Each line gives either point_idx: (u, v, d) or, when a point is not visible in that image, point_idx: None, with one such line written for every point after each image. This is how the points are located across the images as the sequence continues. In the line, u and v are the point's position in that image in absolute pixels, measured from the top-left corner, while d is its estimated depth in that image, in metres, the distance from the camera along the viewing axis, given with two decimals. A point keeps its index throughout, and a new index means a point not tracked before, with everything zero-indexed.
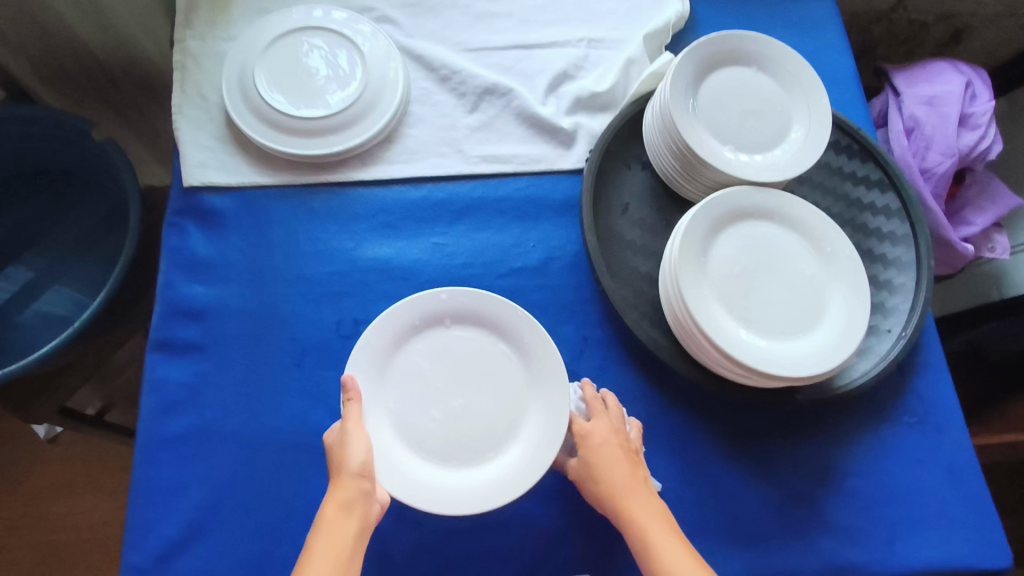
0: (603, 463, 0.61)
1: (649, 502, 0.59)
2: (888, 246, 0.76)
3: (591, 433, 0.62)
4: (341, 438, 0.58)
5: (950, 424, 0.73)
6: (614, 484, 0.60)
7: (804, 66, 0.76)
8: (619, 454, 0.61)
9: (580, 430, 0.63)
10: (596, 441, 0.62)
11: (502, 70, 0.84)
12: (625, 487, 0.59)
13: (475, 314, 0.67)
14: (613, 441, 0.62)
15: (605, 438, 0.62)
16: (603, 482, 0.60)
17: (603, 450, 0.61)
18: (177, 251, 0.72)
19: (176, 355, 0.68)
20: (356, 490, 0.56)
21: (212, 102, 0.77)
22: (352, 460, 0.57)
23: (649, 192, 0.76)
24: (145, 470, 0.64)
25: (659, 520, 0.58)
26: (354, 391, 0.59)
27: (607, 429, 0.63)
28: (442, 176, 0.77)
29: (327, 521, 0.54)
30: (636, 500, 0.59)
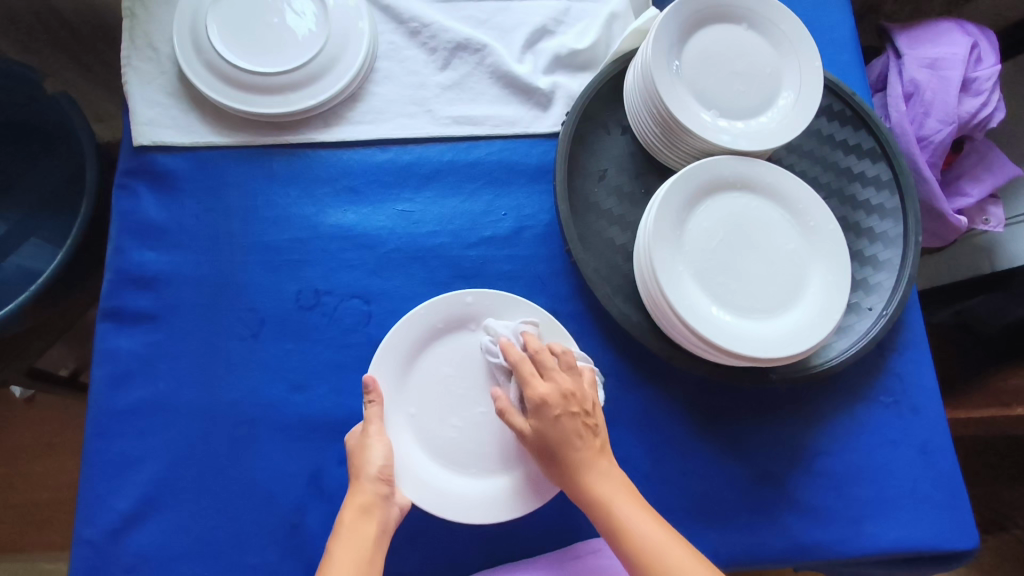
0: (558, 437, 0.56)
1: (610, 477, 0.56)
2: (876, 219, 0.73)
3: (545, 401, 0.56)
4: (362, 441, 0.59)
5: (927, 404, 0.71)
6: (569, 461, 0.56)
7: (798, 25, 0.71)
8: (573, 424, 0.56)
9: (533, 397, 0.56)
10: (552, 411, 0.56)
11: (477, 23, 0.79)
12: (585, 463, 0.56)
13: (499, 319, 0.65)
14: (556, 408, 0.56)
15: (557, 404, 0.56)
16: (561, 462, 0.56)
17: (559, 423, 0.56)
18: (128, 214, 0.68)
19: (128, 326, 0.66)
20: (375, 495, 0.56)
21: (164, 54, 0.72)
22: (371, 465, 0.57)
23: (627, 158, 0.72)
24: (96, 443, 0.63)
25: (625, 495, 0.56)
26: (375, 392, 0.59)
27: (547, 394, 0.56)
28: (410, 138, 0.73)
29: (346, 527, 0.55)
30: (599, 476, 0.56)
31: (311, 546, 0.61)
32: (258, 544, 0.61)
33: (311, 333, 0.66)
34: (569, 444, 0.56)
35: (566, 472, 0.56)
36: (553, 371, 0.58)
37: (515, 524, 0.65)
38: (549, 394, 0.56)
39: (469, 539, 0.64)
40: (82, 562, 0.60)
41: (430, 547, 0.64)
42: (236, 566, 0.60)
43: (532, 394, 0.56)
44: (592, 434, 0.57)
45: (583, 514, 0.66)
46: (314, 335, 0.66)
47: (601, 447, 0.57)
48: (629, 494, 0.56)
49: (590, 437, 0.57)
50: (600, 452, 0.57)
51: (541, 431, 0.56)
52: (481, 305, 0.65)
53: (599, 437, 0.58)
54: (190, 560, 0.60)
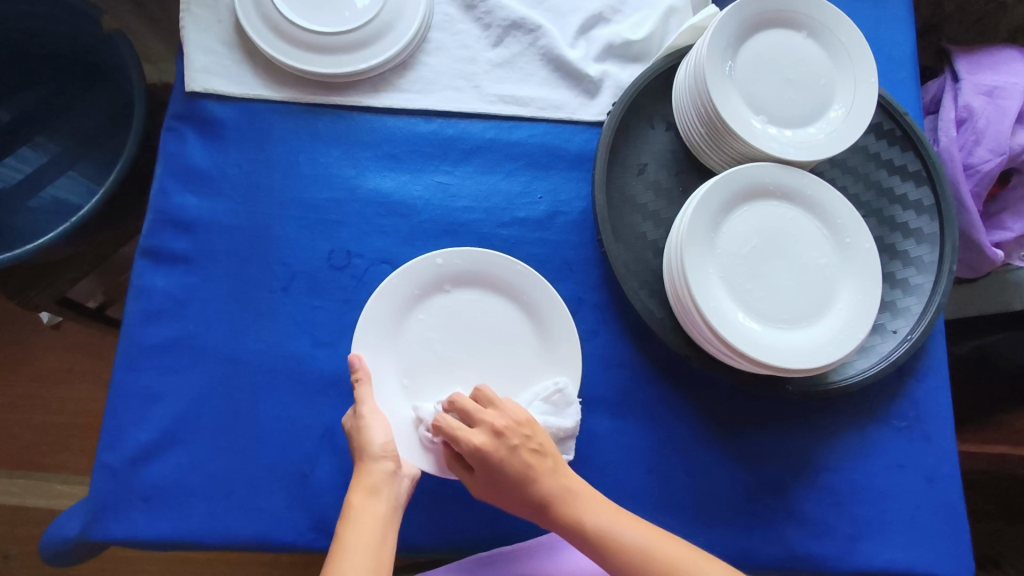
0: (510, 477, 0.55)
1: (575, 492, 0.56)
2: (912, 243, 0.72)
3: (485, 451, 0.55)
4: (357, 423, 0.59)
5: (940, 432, 0.71)
6: (529, 495, 0.55)
7: (859, 39, 0.70)
8: (519, 457, 0.56)
9: (469, 448, 0.55)
10: (493, 456, 0.55)
11: (534, 4, 0.79)
12: (544, 489, 0.56)
13: (480, 273, 0.66)
14: (489, 453, 0.55)
15: (496, 448, 0.55)
16: (523, 497, 0.56)
17: (506, 465, 0.55)
18: (174, 157, 0.70)
19: (163, 266, 0.68)
20: (383, 473, 0.57)
21: (222, 3, 0.73)
22: (372, 443, 0.57)
23: (669, 155, 0.72)
24: (124, 375, 0.65)
25: (596, 504, 0.56)
26: (362, 371, 0.60)
27: (478, 446, 0.55)
28: (454, 111, 0.73)
29: (354, 508, 0.55)
30: (562, 494, 0.56)
31: (319, 498, 0.63)
32: (268, 489, 0.63)
33: (339, 293, 0.68)
34: (522, 480, 0.55)
35: (533, 505, 0.56)
36: (479, 417, 0.57)
37: None
38: (484, 441, 0.55)
39: (472, 511, 0.66)
40: (101, 486, 0.63)
41: (432, 512, 0.65)
42: (245, 508, 0.63)
43: (467, 449, 0.55)
44: (541, 457, 0.56)
45: None
46: (342, 295, 0.68)
47: (554, 465, 0.57)
48: (598, 501, 0.57)
49: (541, 463, 0.56)
50: (555, 471, 0.57)
51: (490, 477, 0.56)
52: (452, 264, 0.66)
53: (550, 455, 0.57)
54: (202, 497, 0.63)
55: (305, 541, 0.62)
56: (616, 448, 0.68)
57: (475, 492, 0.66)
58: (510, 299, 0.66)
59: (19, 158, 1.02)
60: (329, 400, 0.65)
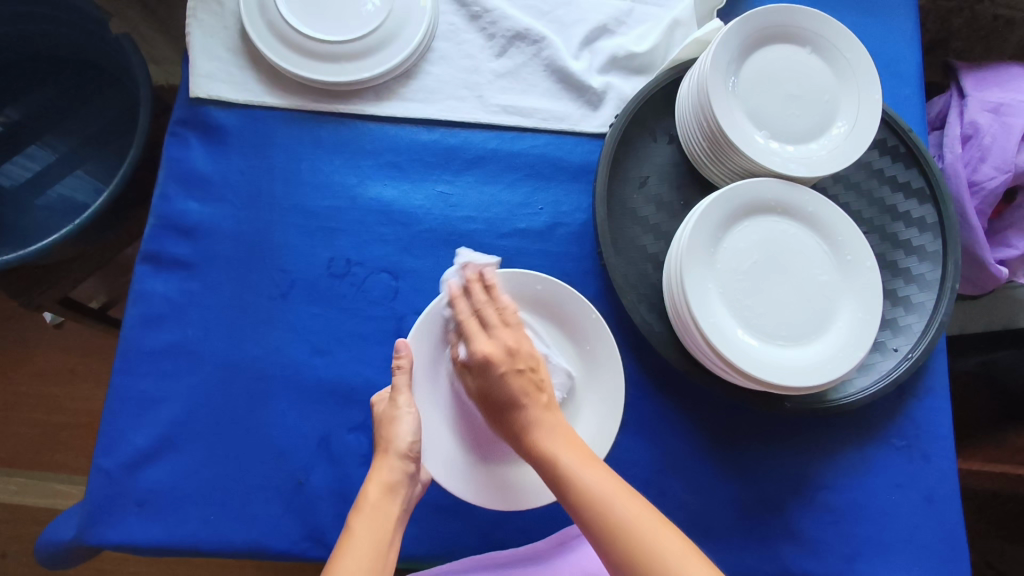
0: (504, 396, 0.56)
1: (558, 432, 0.54)
2: (914, 261, 0.72)
3: (490, 360, 0.57)
4: (390, 412, 0.58)
5: (940, 453, 0.70)
6: (517, 418, 0.55)
7: (863, 55, 0.70)
8: (519, 380, 0.56)
9: (478, 355, 0.57)
10: (496, 369, 0.56)
11: (539, 14, 0.79)
12: (526, 417, 0.55)
13: (538, 296, 0.65)
14: (497, 360, 0.57)
15: (501, 362, 0.57)
16: (507, 416, 0.56)
17: (505, 382, 0.56)
18: (177, 162, 0.71)
19: (164, 270, 0.68)
20: (401, 472, 0.56)
21: (228, 10, 0.74)
22: (401, 440, 0.56)
23: (670, 168, 0.71)
24: (124, 379, 0.65)
25: (570, 447, 0.53)
26: (406, 359, 0.59)
27: (490, 351, 0.57)
28: (457, 121, 0.74)
29: (369, 504, 0.54)
30: (541, 428, 0.54)
31: (313, 506, 0.63)
32: (263, 497, 0.63)
33: (338, 301, 0.68)
34: (517, 404, 0.55)
35: (511, 431, 0.56)
36: (497, 329, 0.58)
37: (511, 513, 0.66)
38: (493, 353, 0.57)
39: (466, 522, 0.66)
40: (97, 489, 0.63)
41: (426, 523, 0.65)
42: (240, 515, 0.62)
43: (476, 351, 0.57)
44: (538, 390, 0.56)
45: None
46: (341, 304, 0.68)
47: (548, 402, 0.56)
48: (577, 448, 0.53)
49: (538, 394, 0.56)
50: (547, 408, 0.56)
51: (484, 387, 0.57)
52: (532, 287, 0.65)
53: (547, 394, 0.57)
54: (198, 502, 0.63)
55: (298, 550, 0.62)
56: (612, 463, 0.67)
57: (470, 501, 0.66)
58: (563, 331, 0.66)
59: (27, 156, 1.03)
60: (326, 408, 0.65)
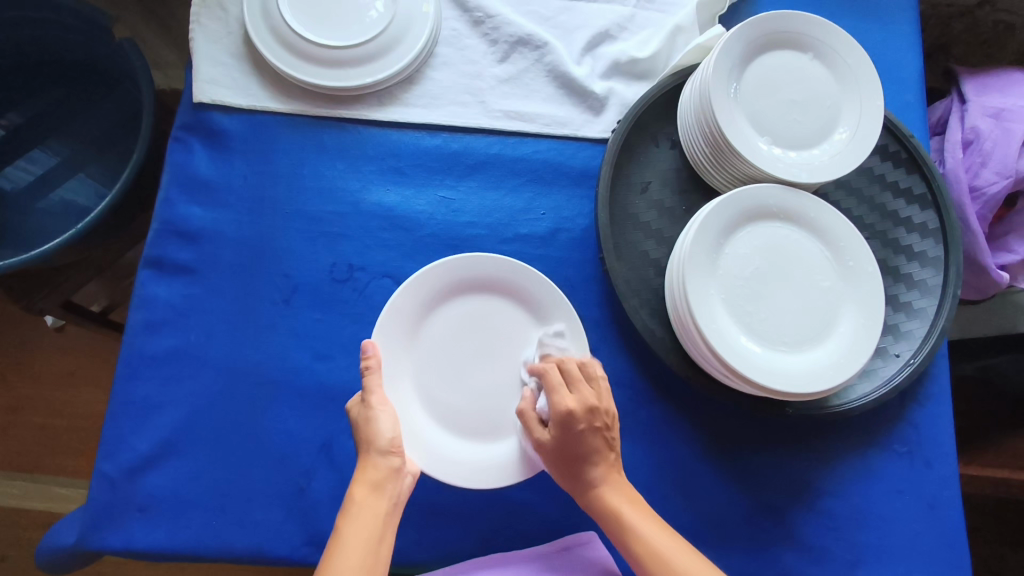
0: (580, 450, 0.57)
1: (623, 489, 0.58)
2: (916, 266, 0.72)
3: (572, 416, 0.56)
4: (365, 413, 0.57)
5: (942, 459, 0.70)
6: (590, 474, 0.58)
7: (865, 61, 0.70)
8: (595, 439, 0.57)
9: (560, 411, 0.56)
10: (576, 425, 0.56)
11: (541, 20, 0.79)
12: (596, 473, 0.58)
13: (492, 275, 0.66)
14: (579, 418, 0.56)
15: (582, 419, 0.56)
16: (580, 471, 0.58)
17: (581, 438, 0.56)
18: (180, 167, 0.71)
19: (166, 275, 0.68)
20: (386, 469, 0.56)
21: (232, 15, 0.74)
22: (380, 438, 0.56)
23: (673, 174, 0.72)
24: (126, 383, 0.65)
25: (635, 506, 0.57)
26: (373, 359, 0.58)
27: (570, 407, 0.56)
28: (459, 126, 0.74)
29: (356, 505, 0.54)
30: (609, 486, 0.58)
31: (315, 511, 0.63)
32: (265, 502, 0.63)
33: (340, 306, 0.68)
34: (589, 460, 0.57)
35: (578, 483, 0.58)
36: (578, 386, 0.57)
37: (514, 519, 0.66)
38: (575, 409, 0.56)
39: (467, 528, 0.65)
40: (98, 494, 0.63)
41: (428, 528, 0.65)
42: (241, 521, 0.62)
43: (557, 405, 0.56)
44: (609, 449, 0.58)
45: (583, 511, 0.67)
46: (343, 309, 0.68)
47: (615, 461, 0.59)
48: (640, 505, 0.57)
49: (608, 452, 0.58)
50: (614, 465, 0.59)
51: (559, 442, 0.57)
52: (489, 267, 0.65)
53: (615, 451, 0.59)
54: (199, 507, 0.63)
55: (300, 555, 0.62)
56: None
57: (471, 506, 0.66)
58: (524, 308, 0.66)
59: (29, 160, 1.03)
60: (328, 413, 0.65)
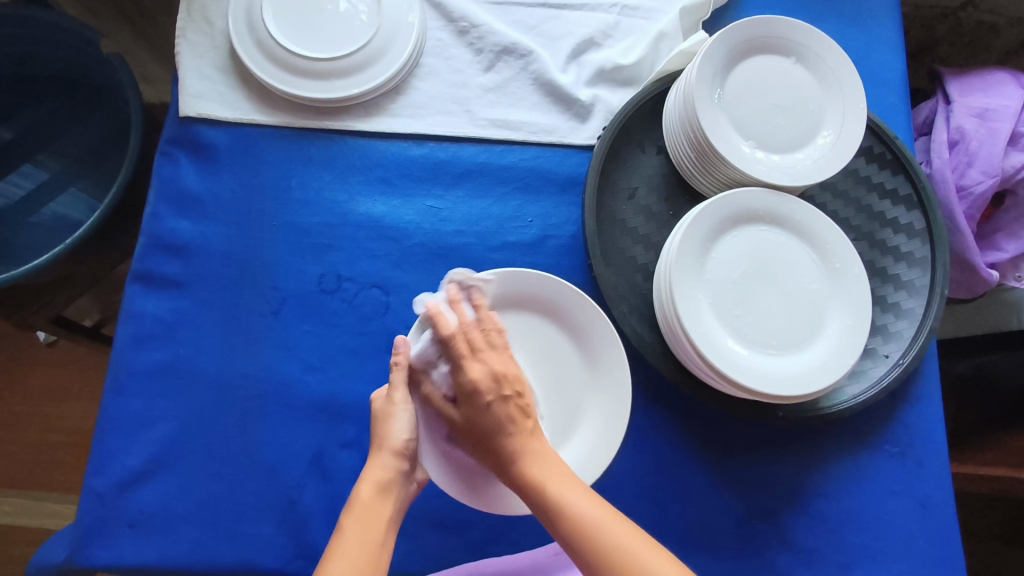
0: (487, 425, 0.53)
1: (545, 459, 0.52)
2: (903, 267, 0.72)
3: (477, 388, 0.53)
4: (386, 409, 0.58)
5: (933, 459, 0.70)
6: (500, 449, 0.53)
7: (848, 65, 0.70)
8: (505, 409, 0.53)
9: (465, 382, 0.53)
10: (482, 399, 0.53)
11: (526, 29, 0.79)
12: (518, 447, 0.52)
13: (531, 292, 0.65)
14: (485, 390, 0.53)
15: (487, 391, 0.53)
16: (492, 447, 0.53)
17: (491, 410, 0.53)
18: (168, 181, 0.71)
19: (155, 290, 0.68)
20: (392, 471, 0.56)
21: (218, 30, 0.74)
22: (395, 437, 0.56)
23: (660, 179, 0.72)
24: (115, 399, 0.65)
25: (559, 475, 0.51)
26: (403, 356, 0.58)
27: (483, 376, 0.53)
28: (446, 136, 0.74)
29: (361, 504, 0.53)
30: (531, 456, 0.52)
31: (306, 524, 0.63)
32: (256, 516, 0.63)
33: (330, 317, 0.68)
34: (500, 433, 0.53)
35: (498, 459, 0.53)
36: (484, 352, 0.55)
37: (508, 527, 0.66)
38: (480, 380, 0.53)
39: (460, 537, 0.65)
40: (88, 511, 0.62)
41: (421, 539, 0.65)
42: (233, 535, 0.62)
43: (464, 377, 0.53)
44: (524, 416, 0.53)
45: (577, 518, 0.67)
46: (333, 319, 0.68)
47: (533, 428, 0.54)
48: (567, 474, 0.52)
49: (522, 421, 0.53)
50: (533, 434, 0.54)
51: (470, 415, 0.54)
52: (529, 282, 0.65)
53: (532, 419, 0.54)
54: (190, 522, 0.62)
55: (292, 568, 0.62)
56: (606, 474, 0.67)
57: (465, 516, 0.66)
58: (562, 325, 0.66)
59: (21, 175, 1.03)
60: (318, 425, 0.65)
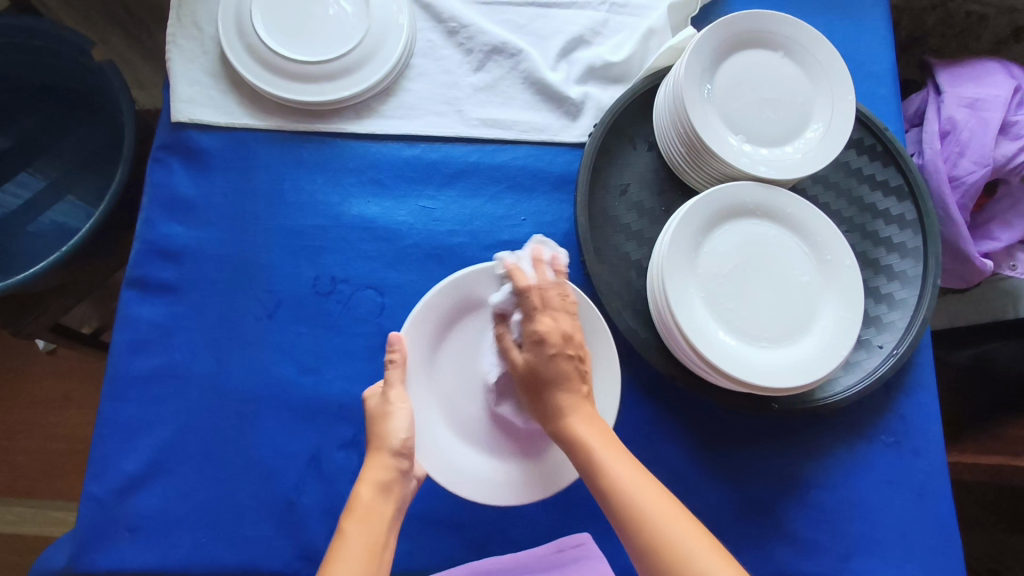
0: (546, 375, 0.56)
1: (592, 420, 0.55)
2: (896, 258, 0.73)
3: (544, 338, 0.56)
4: (383, 409, 0.58)
5: (929, 448, 0.70)
6: (554, 401, 0.56)
7: (836, 57, 0.70)
8: (565, 365, 0.56)
9: (534, 330, 0.56)
10: (546, 348, 0.56)
11: (515, 28, 0.80)
12: (569, 402, 0.56)
13: None
14: (557, 344, 0.56)
15: (555, 343, 0.56)
16: (545, 399, 0.56)
17: (553, 363, 0.56)
18: (161, 187, 0.71)
19: (150, 295, 0.68)
20: (395, 471, 0.55)
21: (208, 35, 0.74)
22: (394, 436, 0.56)
23: (651, 175, 0.72)
24: (112, 404, 0.65)
25: (606, 437, 0.54)
26: (399, 353, 0.59)
27: (558, 329, 0.57)
28: (438, 136, 0.74)
29: (363, 504, 0.53)
30: (580, 416, 0.55)
31: (305, 525, 0.63)
32: (254, 518, 0.63)
33: (325, 318, 0.68)
34: (558, 385, 0.56)
35: (547, 413, 0.57)
36: (557, 311, 0.58)
37: (506, 525, 0.66)
38: (550, 332, 0.56)
39: (459, 536, 0.66)
40: (88, 517, 0.63)
41: (419, 538, 0.65)
42: (233, 538, 0.63)
43: (533, 327, 0.57)
44: (581, 380, 0.57)
45: (573, 513, 0.67)
46: (328, 321, 0.68)
47: (587, 394, 0.57)
48: (610, 441, 0.54)
49: (582, 382, 0.57)
50: (585, 399, 0.57)
51: (531, 362, 0.57)
52: None
53: (587, 386, 0.58)
54: (189, 526, 0.63)
55: (292, 570, 0.62)
56: None
57: (463, 514, 0.66)
58: None
59: (18, 184, 1.03)
60: (315, 427, 0.65)
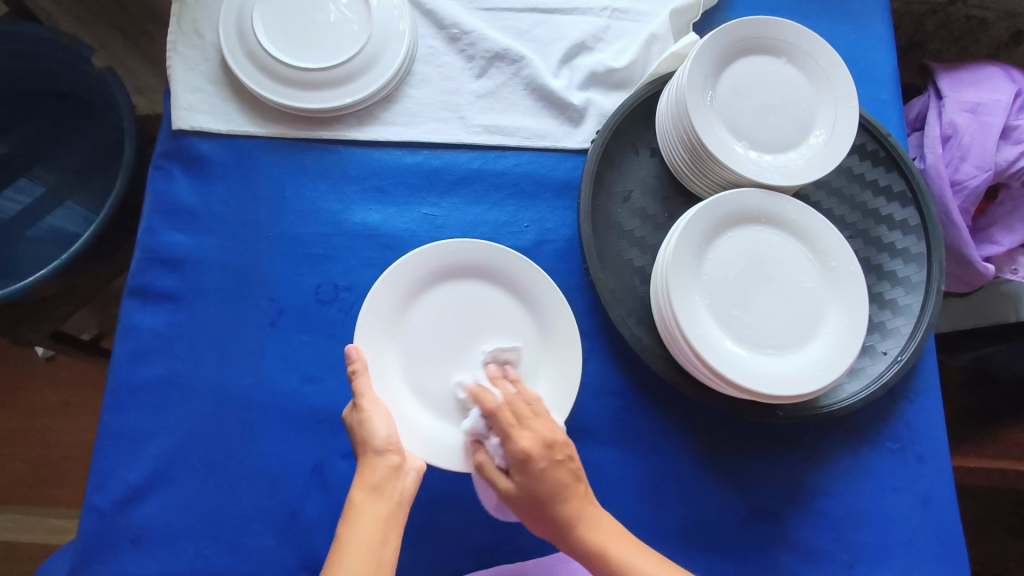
0: (545, 490, 0.55)
1: (600, 523, 0.56)
2: (899, 263, 0.72)
3: (529, 455, 0.54)
4: (358, 418, 0.57)
5: (934, 454, 0.70)
6: (559, 516, 0.55)
7: (839, 63, 0.70)
8: (560, 472, 0.55)
9: (517, 451, 0.54)
10: (536, 466, 0.54)
11: (517, 34, 0.79)
12: (574, 510, 0.55)
13: (476, 263, 0.66)
14: (544, 460, 0.55)
15: (541, 456, 0.55)
16: (551, 515, 0.55)
17: (546, 477, 0.54)
18: (162, 195, 0.71)
19: (151, 304, 0.68)
20: (385, 469, 0.55)
21: (209, 42, 0.74)
22: (376, 436, 0.56)
23: (654, 181, 0.72)
24: (114, 413, 0.65)
25: (618, 538, 0.55)
26: (359, 362, 0.58)
27: (539, 442, 0.55)
28: (440, 143, 0.74)
29: (356, 507, 0.53)
30: (586, 521, 0.55)
31: (309, 536, 0.63)
32: (257, 529, 0.63)
33: (327, 326, 0.68)
34: (558, 496, 0.55)
35: (553, 527, 0.55)
36: (532, 421, 0.56)
37: (511, 535, 0.66)
38: (533, 448, 0.55)
39: (463, 545, 0.65)
40: (89, 528, 0.62)
41: (423, 548, 0.65)
42: (236, 548, 0.62)
43: (514, 448, 0.55)
44: (577, 480, 0.56)
45: None
46: (330, 329, 0.68)
47: (585, 492, 0.56)
48: (623, 539, 0.55)
49: (577, 485, 0.56)
50: (586, 498, 0.56)
51: (526, 484, 0.55)
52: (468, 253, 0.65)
53: (584, 482, 0.57)
54: (192, 537, 0.62)
55: None
56: (608, 478, 0.67)
57: (467, 523, 0.66)
58: (508, 290, 0.66)
59: (17, 190, 1.02)
60: (318, 436, 0.65)
